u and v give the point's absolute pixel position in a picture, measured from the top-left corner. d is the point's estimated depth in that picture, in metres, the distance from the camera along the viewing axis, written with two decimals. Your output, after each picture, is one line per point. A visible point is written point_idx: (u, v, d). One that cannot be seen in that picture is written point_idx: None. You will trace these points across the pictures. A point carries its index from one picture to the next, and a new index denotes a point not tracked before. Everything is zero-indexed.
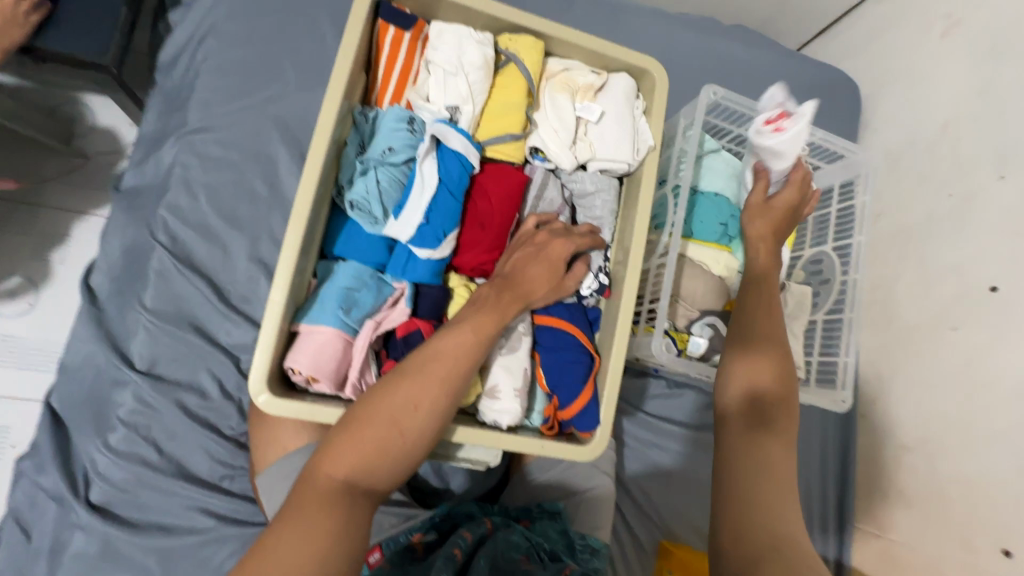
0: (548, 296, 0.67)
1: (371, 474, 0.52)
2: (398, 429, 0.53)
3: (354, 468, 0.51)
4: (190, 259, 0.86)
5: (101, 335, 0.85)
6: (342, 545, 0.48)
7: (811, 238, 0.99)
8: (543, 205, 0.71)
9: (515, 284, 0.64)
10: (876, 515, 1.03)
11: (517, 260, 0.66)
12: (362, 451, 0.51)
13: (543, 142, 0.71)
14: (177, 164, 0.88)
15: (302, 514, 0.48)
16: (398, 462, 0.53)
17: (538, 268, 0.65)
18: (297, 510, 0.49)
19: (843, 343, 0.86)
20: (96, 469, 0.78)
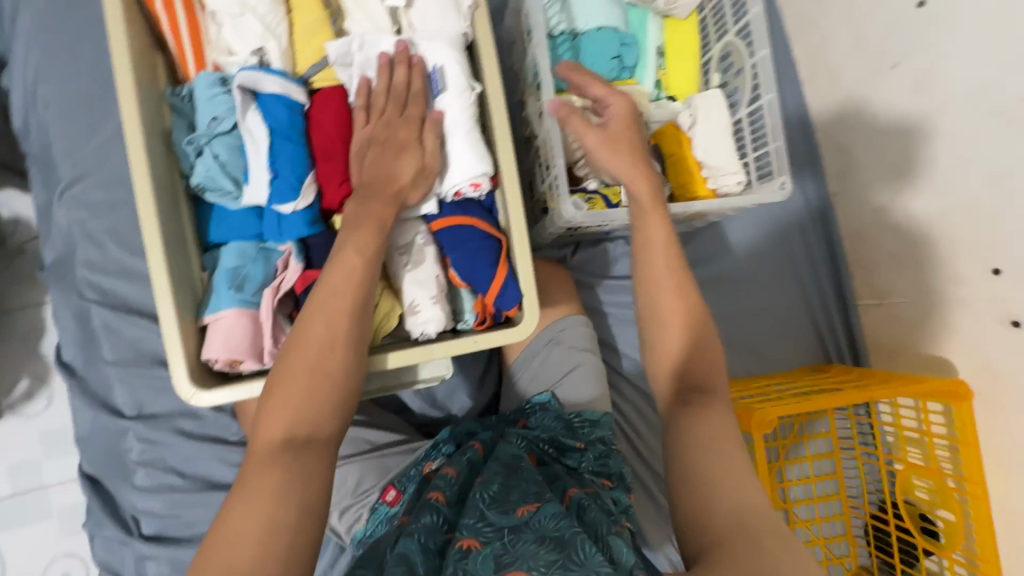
0: (419, 184, 0.64)
1: (312, 420, 0.54)
2: (322, 372, 0.55)
3: (293, 424, 0.53)
4: (126, 303, 0.88)
5: (89, 399, 0.90)
6: (300, 492, 0.50)
7: (715, 32, 0.91)
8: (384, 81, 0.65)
9: (379, 188, 0.62)
10: (874, 285, 1.01)
11: (368, 164, 0.63)
12: (293, 404, 0.54)
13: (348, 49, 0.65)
14: (73, 222, 0.88)
15: (257, 482, 0.50)
16: (338, 401, 0.56)
17: (390, 169, 0.62)
18: (248, 481, 0.50)
19: (769, 128, 0.80)
20: (138, 508, 0.86)
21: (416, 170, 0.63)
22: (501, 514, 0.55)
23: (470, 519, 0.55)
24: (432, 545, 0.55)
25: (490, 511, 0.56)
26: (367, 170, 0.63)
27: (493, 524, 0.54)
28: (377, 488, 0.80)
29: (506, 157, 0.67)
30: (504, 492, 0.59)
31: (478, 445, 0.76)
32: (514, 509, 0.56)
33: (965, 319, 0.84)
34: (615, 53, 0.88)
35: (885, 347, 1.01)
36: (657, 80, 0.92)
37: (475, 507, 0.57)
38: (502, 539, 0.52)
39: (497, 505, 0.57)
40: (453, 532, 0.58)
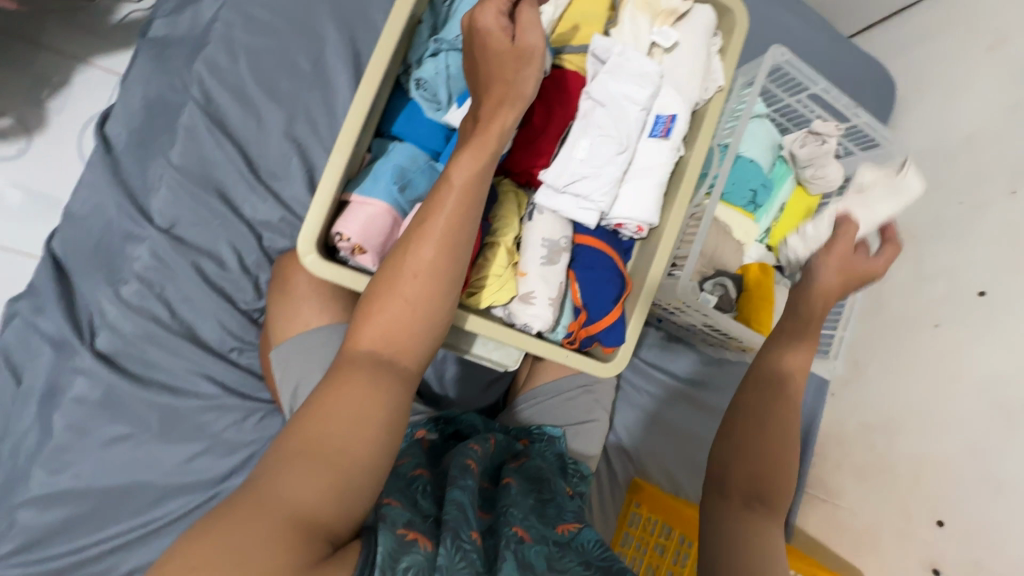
0: (524, 79, 0.56)
1: (396, 341, 0.48)
2: (410, 293, 0.49)
3: (386, 335, 0.48)
4: (223, 122, 0.82)
5: (118, 186, 0.81)
6: (378, 407, 0.44)
7: (829, 221, 1.04)
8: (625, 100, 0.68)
9: (489, 90, 0.56)
10: (826, 482, 1.13)
11: (474, 70, 0.58)
12: (381, 320, 0.48)
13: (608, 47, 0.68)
14: (220, 20, 0.83)
15: (340, 380, 0.44)
16: (420, 324, 0.49)
17: (493, 60, 0.56)
18: (330, 379, 0.45)
19: (843, 319, 0.91)
20: (104, 319, 0.76)
21: (518, 61, 0.56)
22: (545, 526, 0.55)
23: (518, 513, 0.53)
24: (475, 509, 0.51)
25: (534, 517, 0.55)
26: (473, 66, 0.58)
27: (539, 529, 0.53)
28: None
29: (674, 220, 0.72)
30: (540, 510, 0.60)
31: (493, 440, 0.72)
32: (555, 525, 0.57)
33: (898, 550, 0.98)
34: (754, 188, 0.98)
35: (809, 537, 1.12)
36: (768, 227, 1.03)
37: (520, 504, 0.55)
38: (551, 545, 0.52)
39: (539, 516, 0.57)
40: (484, 509, 0.55)
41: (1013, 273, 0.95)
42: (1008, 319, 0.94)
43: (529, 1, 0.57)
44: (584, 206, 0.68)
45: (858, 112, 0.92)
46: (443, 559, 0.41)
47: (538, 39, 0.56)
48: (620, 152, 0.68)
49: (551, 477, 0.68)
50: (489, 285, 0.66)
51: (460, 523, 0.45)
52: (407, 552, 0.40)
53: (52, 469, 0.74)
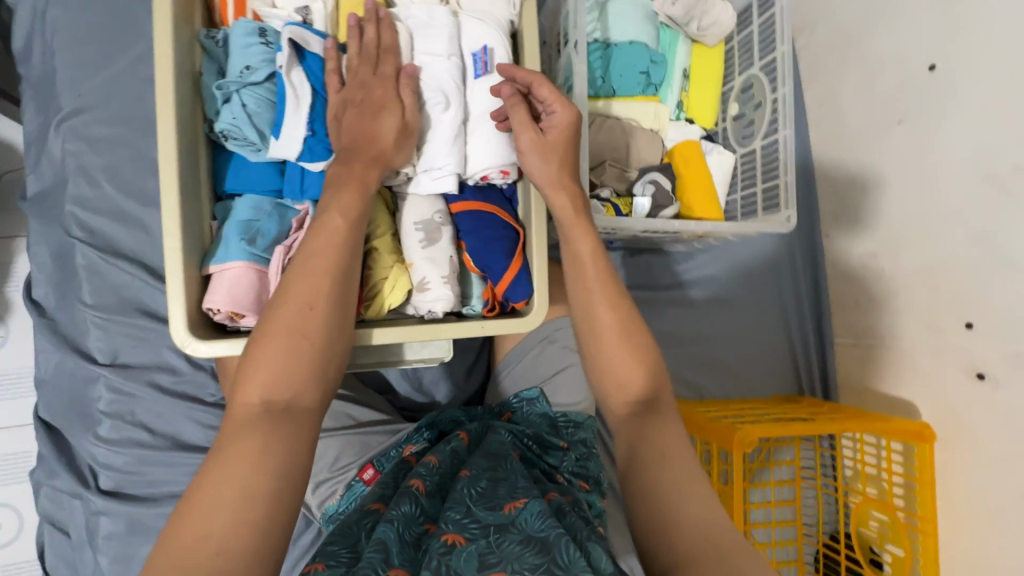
0: (400, 140, 0.61)
1: (292, 384, 0.51)
2: (304, 334, 0.52)
3: (277, 379, 0.51)
4: (114, 246, 0.84)
5: (60, 341, 0.86)
6: (283, 455, 0.48)
7: (740, 64, 0.94)
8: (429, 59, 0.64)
9: (362, 148, 0.59)
10: (852, 326, 1.06)
11: (348, 126, 0.60)
12: (274, 366, 0.51)
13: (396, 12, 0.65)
14: (68, 154, 0.84)
15: (229, 447, 0.47)
16: (318, 362, 0.53)
17: (369, 120, 0.60)
18: (222, 447, 0.48)
19: (782, 163, 0.83)
20: (98, 460, 0.82)
21: (398, 127, 0.60)
22: (488, 511, 0.57)
23: (455, 514, 0.56)
24: (409, 536, 0.55)
25: (476, 507, 0.57)
26: (347, 125, 0.60)
27: (478, 521, 0.55)
28: (355, 465, 0.79)
29: (536, 150, 0.67)
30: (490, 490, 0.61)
31: (465, 436, 0.76)
32: (501, 506, 0.57)
33: (934, 367, 0.90)
34: (644, 70, 0.90)
35: (854, 384, 1.06)
36: (680, 101, 0.95)
37: (461, 501, 0.58)
38: (488, 538, 0.53)
39: (484, 501, 0.58)
40: (431, 525, 0.58)
41: (956, 27, 0.83)
42: (968, 82, 0.82)
43: (406, 69, 0.62)
44: (435, 176, 0.65)
45: None
46: None
47: (417, 120, 0.61)
48: (445, 109, 0.64)
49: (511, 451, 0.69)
50: (383, 289, 0.66)
51: (374, 563, 0.50)
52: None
53: None
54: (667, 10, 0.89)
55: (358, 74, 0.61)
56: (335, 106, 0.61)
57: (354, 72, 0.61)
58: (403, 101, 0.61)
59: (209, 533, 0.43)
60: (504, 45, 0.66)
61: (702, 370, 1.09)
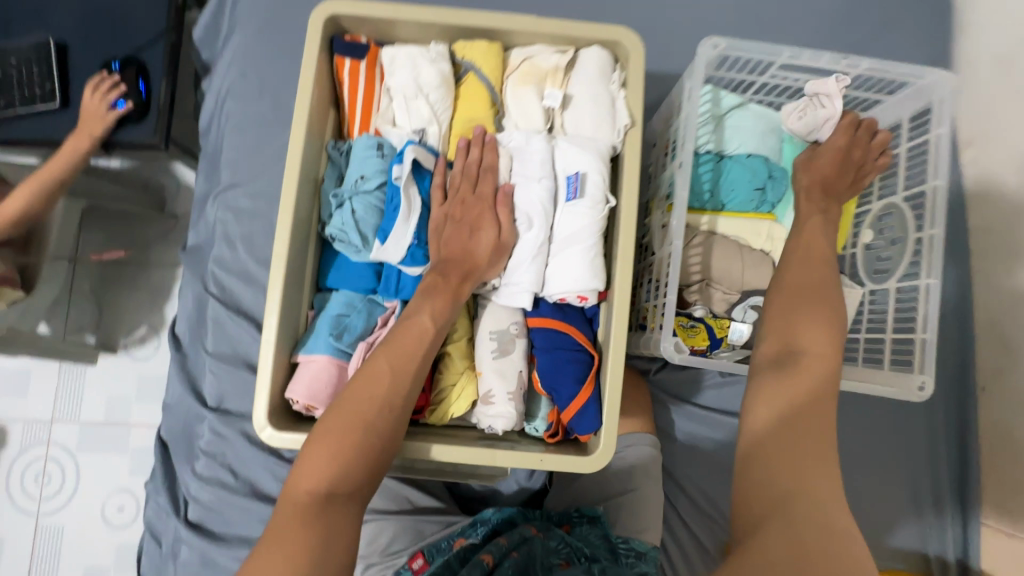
0: (493, 259, 0.65)
1: (348, 478, 0.55)
2: (370, 430, 0.57)
3: (335, 472, 0.54)
4: (237, 303, 0.96)
5: (184, 378, 0.99)
6: (328, 550, 0.52)
7: (879, 187, 0.81)
8: (527, 181, 0.66)
9: (458, 262, 0.64)
10: (1009, 508, 0.85)
11: (446, 242, 0.65)
12: (338, 458, 0.55)
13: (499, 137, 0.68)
14: (218, 221, 0.99)
15: (281, 526, 0.52)
16: (374, 459, 0.57)
17: (467, 239, 0.64)
18: (277, 523, 0.53)
19: (919, 318, 0.70)
20: (190, 492, 0.92)
21: (494, 245, 0.64)
22: None
23: None
24: None
25: None
26: (444, 241, 0.65)
27: None
28: (406, 552, 0.80)
29: (623, 274, 0.65)
30: None
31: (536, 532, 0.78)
32: None
33: None
34: (759, 186, 0.83)
35: None
36: None
37: None
38: None
39: None
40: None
41: None
42: None
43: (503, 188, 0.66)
44: (514, 292, 0.67)
45: (854, 61, 0.73)
46: None
47: (511, 241, 0.65)
48: (530, 230, 0.66)
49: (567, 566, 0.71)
50: (449, 396, 0.68)
51: None
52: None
53: None
54: (790, 123, 0.82)
55: (459, 191, 0.66)
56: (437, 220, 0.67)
57: (455, 190, 0.66)
58: (500, 221, 0.65)
59: None
60: (600, 171, 0.65)
61: None
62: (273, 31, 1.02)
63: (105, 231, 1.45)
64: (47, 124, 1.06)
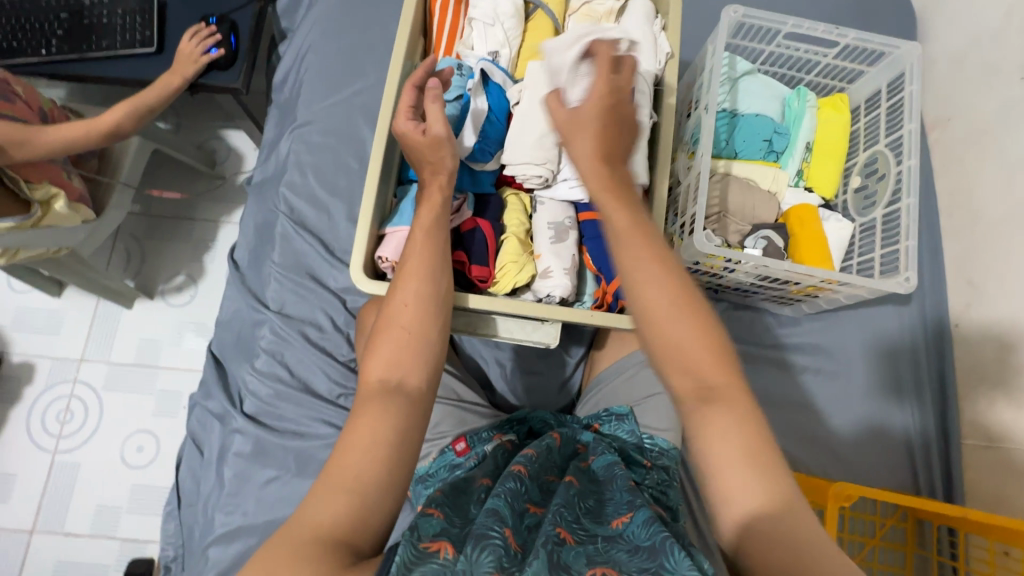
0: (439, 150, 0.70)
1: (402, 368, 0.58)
2: (402, 326, 0.60)
3: (389, 365, 0.58)
4: (304, 222, 1.07)
5: (245, 290, 1.08)
6: (398, 423, 0.54)
7: (865, 143, 1.00)
8: None
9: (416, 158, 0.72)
10: (985, 425, 0.97)
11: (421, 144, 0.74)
12: (389, 352, 0.59)
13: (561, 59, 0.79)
14: (291, 152, 1.11)
15: (358, 419, 0.54)
16: (419, 347, 0.60)
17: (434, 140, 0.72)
18: (354, 417, 0.55)
19: (903, 230, 0.85)
20: (248, 388, 0.99)
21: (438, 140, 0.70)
22: (595, 524, 0.62)
23: (567, 515, 0.62)
24: (518, 510, 0.61)
25: (585, 518, 0.63)
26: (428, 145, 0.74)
27: (585, 529, 0.61)
28: (451, 434, 0.87)
29: (662, 173, 0.77)
30: (596, 508, 0.66)
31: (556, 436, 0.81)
32: (608, 521, 0.63)
33: None
34: (766, 138, 1.00)
35: (987, 492, 0.94)
36: (799, 169, 1.01)
37: (570, 507, 0.64)
38: (596, 544, 0.58)
39: (592, 516, 0.64)
40: (533, 507, 0.64)
41: None
42: None
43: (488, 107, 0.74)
44: (571, 186, 0.79)
45: (844, 31, 0.91)
46: (463, 561, 0.51)
47: (445, 130, 0.69)
48: None
49: (612, 470, 0.73)
50: (509, 270, 0.76)
51: (490, 523, 0.55)
52: (425, 561, 0.50)
53: (226, 512, 0.94)
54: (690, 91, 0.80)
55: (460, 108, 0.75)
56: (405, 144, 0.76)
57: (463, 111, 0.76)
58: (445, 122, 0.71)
59: (343, 495, 0.49)
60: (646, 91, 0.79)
61: (804, 444, 1.02)
62: (353, 3, 1.19)
63: (158, 185, 1.55)
64: (140, 66, 1.19)
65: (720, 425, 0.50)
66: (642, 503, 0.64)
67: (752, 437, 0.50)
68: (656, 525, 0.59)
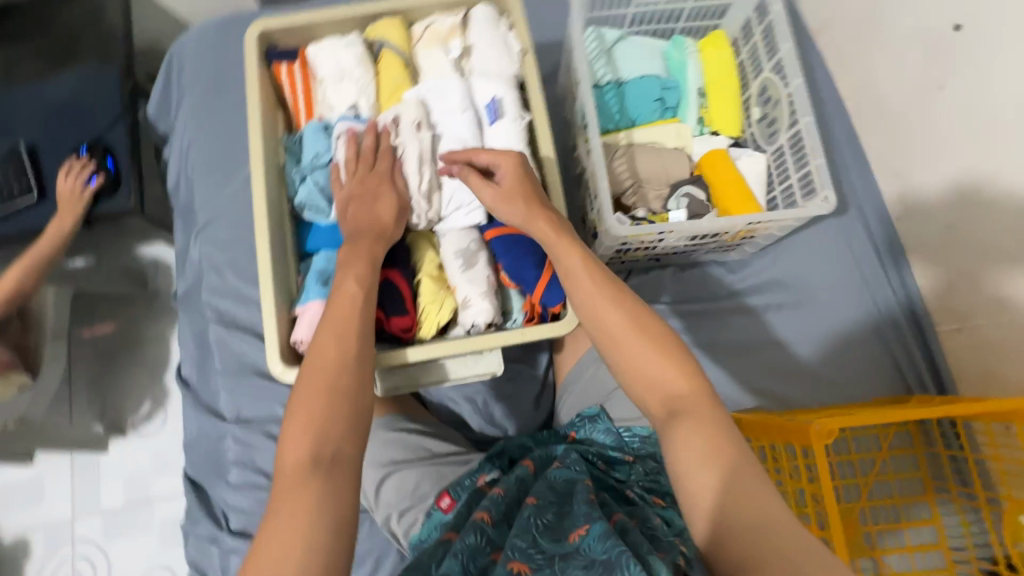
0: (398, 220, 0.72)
1: (332, 442, 0.57)
2: (336, 394, 0.59)
3: (316, 439, 0.56)
4: (236, 321, 1.04)
5: (200, 406, 1.05)
6: (334, 506, 0.53)
7: (753, 71, 0.98)
8: (451, 115, 0.76)
9: (366, 230, 0.70)
10: (951, 308, 0.96)
11: (355, 213, 0.71)
12: (317, 424, 0.57)
13: (419, 91, 0.78)
14: (203, 255, 1.08)
15: (285, 502, 0.53)
16: (353, 418, 0.59)
17: (379, 207, 0.71)
18: (280, 499, 0.53)
19: (810, 147, 0.84)
20: (229, 505, 0.96)
21: (395, 209, 0.72)
22: (553, 542, 0.59)
23: (521, 543, 0.59)
24: (474, 566, 0.60)
25: (543, 538, 0.60)
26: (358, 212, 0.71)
27: (543, 552, 0.58)
28: (434, 493, 0.85)
29: (551, 174, 0.76)
30: (556, 524, 0.62)
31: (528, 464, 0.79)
32: (566, 537, 0.59)
33: None
34: (657, 96, 0.98)
35: (973, 372, 0.94)
36: (699, 118, 1.00)
37: (528, 531, 0.61)
38: (552, 566, 0.55)
39: (551, 534, 0.60)
40: (496, 553, 0.63)
41: None
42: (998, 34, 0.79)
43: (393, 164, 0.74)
44: (468, 211, 0.77)
45: None
46: None
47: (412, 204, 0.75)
48: (468, 153, 0.75)
49: (580, 481, 0.69)
50: (429, 310, 0.74)
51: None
52: None
53: None
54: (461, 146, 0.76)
55: (358, 172, 0.73)
56: (341, 200, 0.73)
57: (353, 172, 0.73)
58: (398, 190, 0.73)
59: None
60: (511, 94, 0.77)
61: (787, 380, 1.01)
62: (220, 88, 1.16)
63: (95, 321, 1.51)
64: (30, 217, 1.15)
65: (693, 436, 0.55)
66: (600, 514, 0.60)
67: (719, 440, 0.55)
68: (612, 533, 0.56)
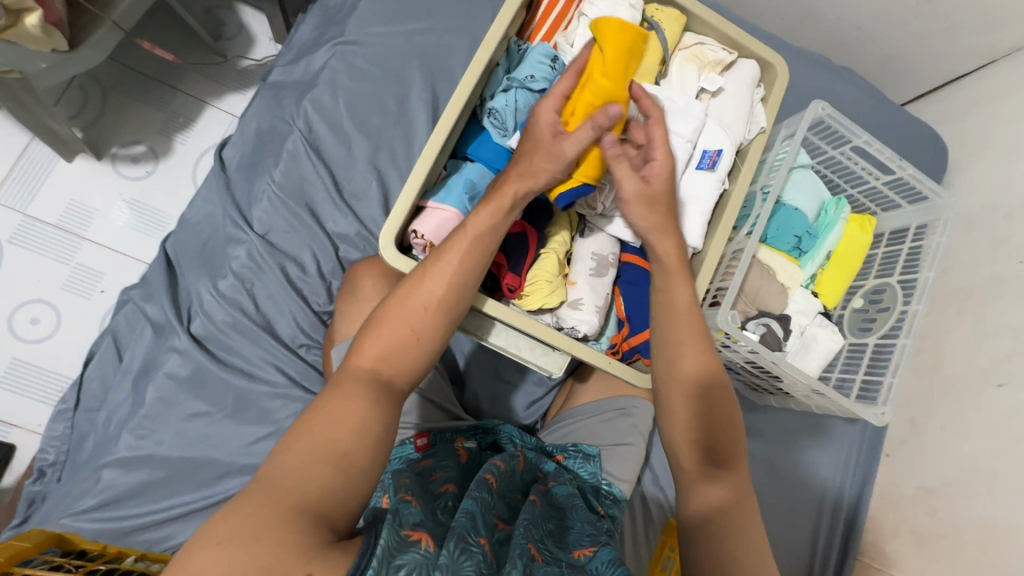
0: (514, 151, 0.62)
1: (398, 364, 0.57)
2: (413, 322, 0.58)
3: (387, 354, 0.56)
4: (320, 148, 0.96)
5: (227, 196, 0.95)
6: (383, 416, 0.52)
7: (877, 271, 1.05)
8: (673, 134, 0.74)
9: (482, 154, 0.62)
10: (881, 549, 1.06)
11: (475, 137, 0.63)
12: (391, 340, 0.57)
13: (661, 92, 0.76)
14: (328, 67, 0.99)
15: (343, 392, 0.53)
16: (423, 349, 0.58)
17: None
18: (338, 390, 0.54)
19: (892, 365, 0.92)
20: (202, 307, 0.89)
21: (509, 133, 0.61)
22: (559, 549, 0.60)
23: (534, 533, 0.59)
24: (489, 522, 0.57)
25: (549, 541, 0.61)
26: None
27: (552, 552, 0.58)
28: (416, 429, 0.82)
29: (715, 248, 0.75)
30: (557, 534, 0.64)
31: (521, 460, 0.77)
32: (571, 550, 0.60)
33: None
34: (799, 234, 1.00)
35: None
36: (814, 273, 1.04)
37: (535, 527, 0.61)
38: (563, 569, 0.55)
39: (555, 541, 0.62)
40: (501, 523, 0.61)
41: None
42: None
43: None
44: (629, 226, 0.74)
45: (904, 165, 0.95)
46: (446, 558, 0.45)
47: None
48: None
49: (573, 506, 0.72)
50: (541, 288, 0.71)
51: (470, 529, 0.50)
52: (405, 551, 0.44)
53: (137, 434, 0.84)
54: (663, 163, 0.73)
55: None
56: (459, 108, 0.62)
57: None
58: None
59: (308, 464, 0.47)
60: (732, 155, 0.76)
61: None
62: None
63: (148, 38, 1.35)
64: None
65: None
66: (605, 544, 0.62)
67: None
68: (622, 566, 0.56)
